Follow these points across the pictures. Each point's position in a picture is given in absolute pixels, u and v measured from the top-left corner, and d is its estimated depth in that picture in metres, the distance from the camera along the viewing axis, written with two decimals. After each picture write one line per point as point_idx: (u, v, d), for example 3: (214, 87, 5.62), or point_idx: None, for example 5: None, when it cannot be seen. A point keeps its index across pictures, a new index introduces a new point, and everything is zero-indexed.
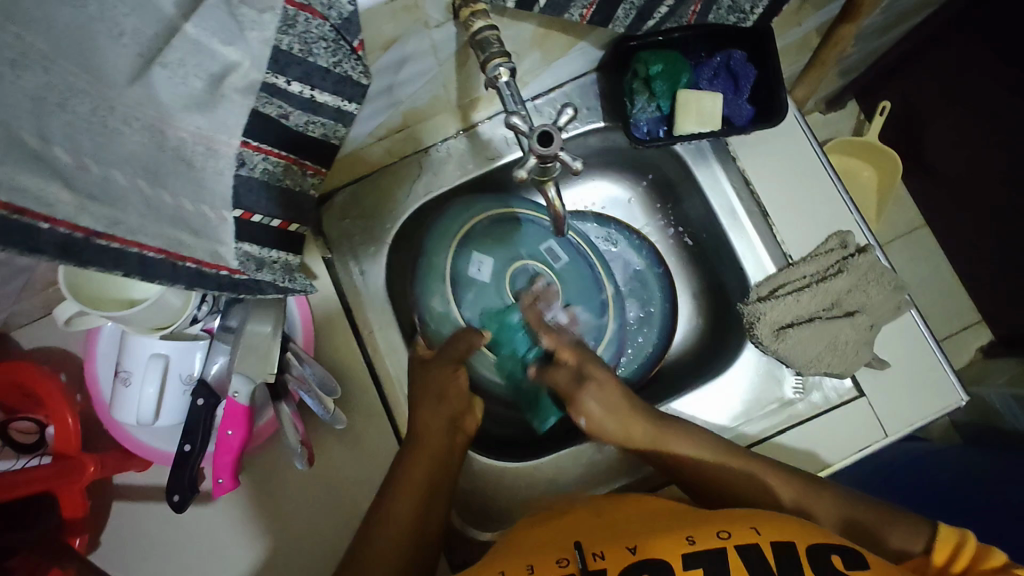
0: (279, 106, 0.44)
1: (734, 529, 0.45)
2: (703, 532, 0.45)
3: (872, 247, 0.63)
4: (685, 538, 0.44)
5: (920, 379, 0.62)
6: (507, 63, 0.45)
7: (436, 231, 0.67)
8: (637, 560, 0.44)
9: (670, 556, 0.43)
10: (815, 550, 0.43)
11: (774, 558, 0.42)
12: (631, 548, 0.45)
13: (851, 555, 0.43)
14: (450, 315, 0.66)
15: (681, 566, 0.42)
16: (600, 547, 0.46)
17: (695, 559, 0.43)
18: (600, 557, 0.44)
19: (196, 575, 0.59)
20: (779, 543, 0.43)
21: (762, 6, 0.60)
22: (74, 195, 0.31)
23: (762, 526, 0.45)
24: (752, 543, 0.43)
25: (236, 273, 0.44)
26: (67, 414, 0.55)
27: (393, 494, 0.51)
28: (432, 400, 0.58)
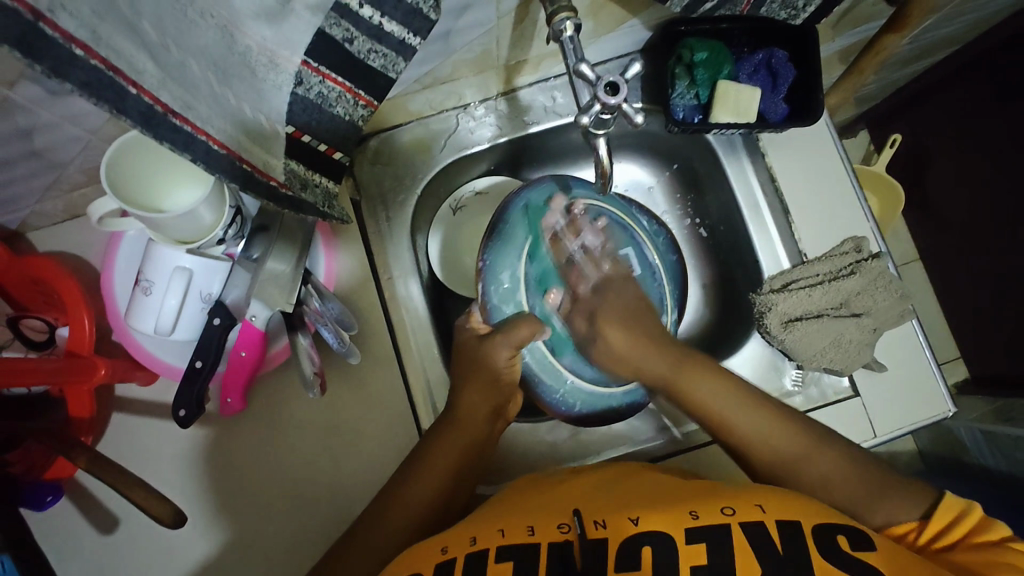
0: (346, 29, 0.43)
1: (738, 506, 0.46)
2: (707, 508, 0.46)
3: (884, 255, 0.65)
4: (688, 513, 0.45)
5: (914, 386, 0.64)
6: (574, 18, 0.45)
7: (516, 217, 0.67)
8: (637, 532, 0.44)
9: (672, 529, 0.44)
10: (821, 531, 0.44)
11: (779, 536, 0.43)
12: (633, 519, 0.45)
13: (857, 536, 0.44)
14: (517, 292, 0.65)
15: (685, 539, 0.43)
16: (601, 516, 0.46)
17: (700, 533, 0.44)
18: (600, 527, 0.45)
19: (191, 491, 0.60)
20: (782, 520, 0.44)
21: (813, 6, 0.61)
22: (158, 68, 0.31)
23: (768, 504, 0.46)
24: (757, 521, 0.44)
25: (283, 188, 0.45)
26: (85, 316, 0.55)
27: (409, 480, 0.54)
28: (481, 384, 0.59)
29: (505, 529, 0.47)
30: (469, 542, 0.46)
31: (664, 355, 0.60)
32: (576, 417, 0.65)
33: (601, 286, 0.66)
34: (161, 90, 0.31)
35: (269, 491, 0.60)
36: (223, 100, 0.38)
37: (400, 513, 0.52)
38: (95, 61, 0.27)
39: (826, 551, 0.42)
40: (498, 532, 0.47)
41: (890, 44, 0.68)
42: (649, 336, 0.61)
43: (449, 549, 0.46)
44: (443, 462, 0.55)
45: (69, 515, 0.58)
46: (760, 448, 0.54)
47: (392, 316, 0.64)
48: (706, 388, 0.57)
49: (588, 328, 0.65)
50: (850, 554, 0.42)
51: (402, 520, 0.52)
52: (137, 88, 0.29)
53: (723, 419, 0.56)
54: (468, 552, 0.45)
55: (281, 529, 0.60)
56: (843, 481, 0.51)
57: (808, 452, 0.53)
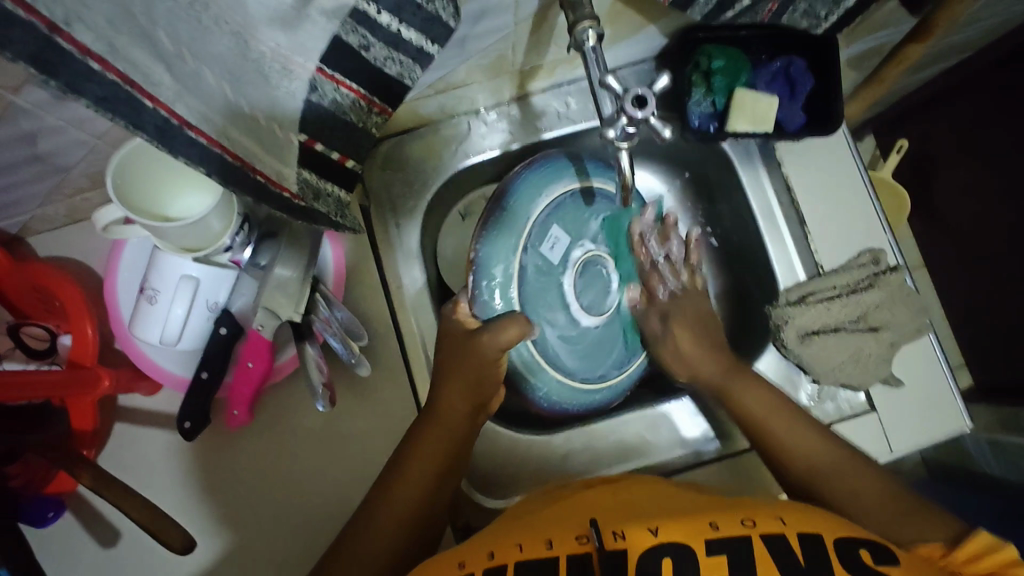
0: (363, 36, 0.41)
1: (757, 517, 0.45)
2: (727, 520, 0.44)
3: (903, 268, 0.64)
4: (708, 524, 0.44)
5: (931, 401, 0.63)
6: (596, 27, 0.44)
7: (514, 202, 0.63)
8: (658, 543, 0.42)
9: (692, 538, 0.43)
10: (843, 544, 0.43)
11: (800, 546, 0.42)
12: (652, 529, 0.43)
13: (879, 550, 0.43)
14: (508, 287, 0.63)
15: (706, 550, 0.42)
16: (619, 527, 0.44)
17: (721, 544, 0.42)
18: (621, 537, 0.43)
19: (195, 502, 0.59)
20: (804, 533, 0.44)
21: (835, 15, 0.61)
22: (174, 80, 0.31)
23: (788, 517, 0.45)
24: (778, 534, 0.43)
25: (293, 197, 0.45)
26: (88, 325, 0.53)
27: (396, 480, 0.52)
28: (462, 378, 0.56)
29: (522, 544, 0.45)
30: (488, 556, 0.45)
31: (717, 361, 0.60)
32: (559, 410, 0.67)
33: (677, 292, 0.66)
34: (176, 102, 0.31)
35: (276, 502, 0.59)
36: (235, 108, 0.38)
37: (391, 514, 0.51)
38: (113, 74, 0.28)
39: (846, 561, 0.42)
40: (515, 547, 0.45)
41: (911, 53, 0.66)
42: (715, 346, 0.61)
43: (465, 564, 0.45)
44: (429, 461, 0.53)
45: (69, 527, 0.57)
46: (797, 458, 0.53)
47: (402, 326, 0.63)
48: (754, 399, 0.57)
49: (661, 328, 0.65)
50: (873, 568, 0.41)
51: (390, 527, 0.51)
52: (155, 101, 0.30)
53: (762, 428, 0.56)
54: (486, 567, 0.44)
55: (287, 541, 0.58)
56: (873, 504, 0.50)
57: (780, 416, 0.56)
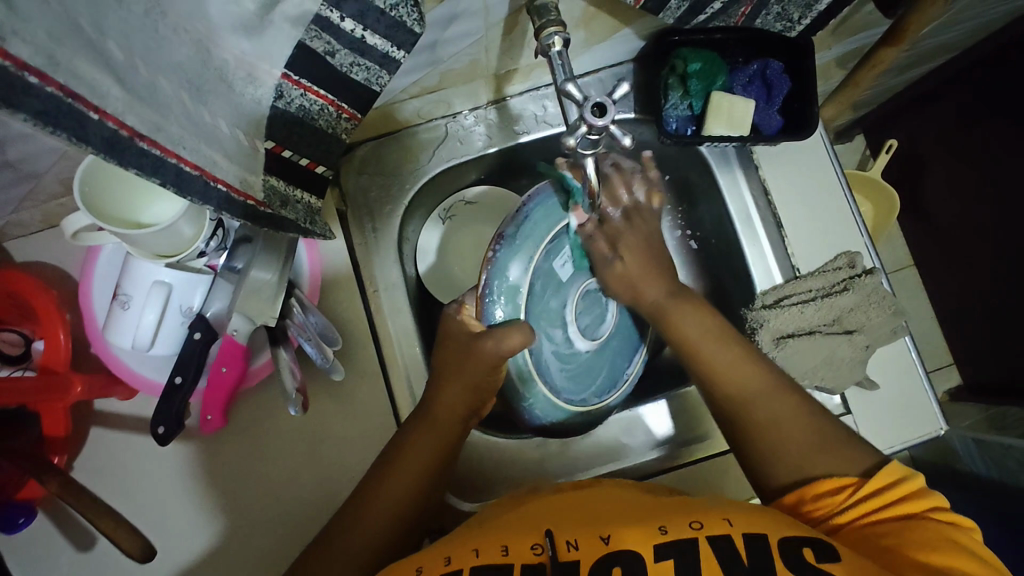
0: (327, 42, 0.41)
1: (706, 519, 0.45)
2: (676, 523, 0.45)
3: (878, 271, 0.64)
4: (657, 529, 0.45)
5: (905, 403, 0.64)
6: (563, 33, 0.44)
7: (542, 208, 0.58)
8: (609, 551, 0.43)
9: (642, 547, 0.43)
10: (787, 544, 0.43)
11: (745, 547, 0.43)
12: (604, 537, 0.44)
13: (824, 547, 0.43)
14: (518, 295, 0.57)
15: (653, 556, 0.43)
16: (573, 536, 0.45)
17: (668, 548, 0.43)
18: (573, 548, 0.44)
19: (172, 506, 0.59)
20: (750, 533, 0.44)
21: (809, 19, 0.60)
22: (124, 91, 0.30)
23: (735, 517, 0.45)
24: (725, 534, 0.44)
25: (260, 206, 0.44)
26: (59, 329, 0.54)
27: (382, 478, 0.53)
28: (463, 381, 0.55)
29: (479, 550, 0.45)
30: (443, 561, 0.45)
31: (661, 284, 0.61)
32: (547, 428, 0.64)
33: (630, 214, 0.63)
34: (127, 114, 0.30)
35: (253, 506, 0.59)
36: (196, 117, 0.37)
37: (373, 508, 0.51)
38: (53, 89, 0.26)
39: (791, 562, 0.42)
40: (472, 552, 0.45)
41: (886, 56, 0.66)
42: (657, 263, 0.62)
43: (422, 569, 0.45)
44: (415, 462, 0.53)
45: (44, 532, 0.57)
46: (728, 380, 0.54)
47: (378, 329, 0.64)
48: (691, 322, 0.57)
49: (609, 252, 0.63)
50: (817, 567, 0.41)
51: (376, 520, 0.51)
52: (99, 112, 0.28)
53: (696, 350, 0.56)
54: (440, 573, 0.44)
55: (264, 544, 0.59)
56: (796, 433, 0.51)
57: (717, 338, 0.56)
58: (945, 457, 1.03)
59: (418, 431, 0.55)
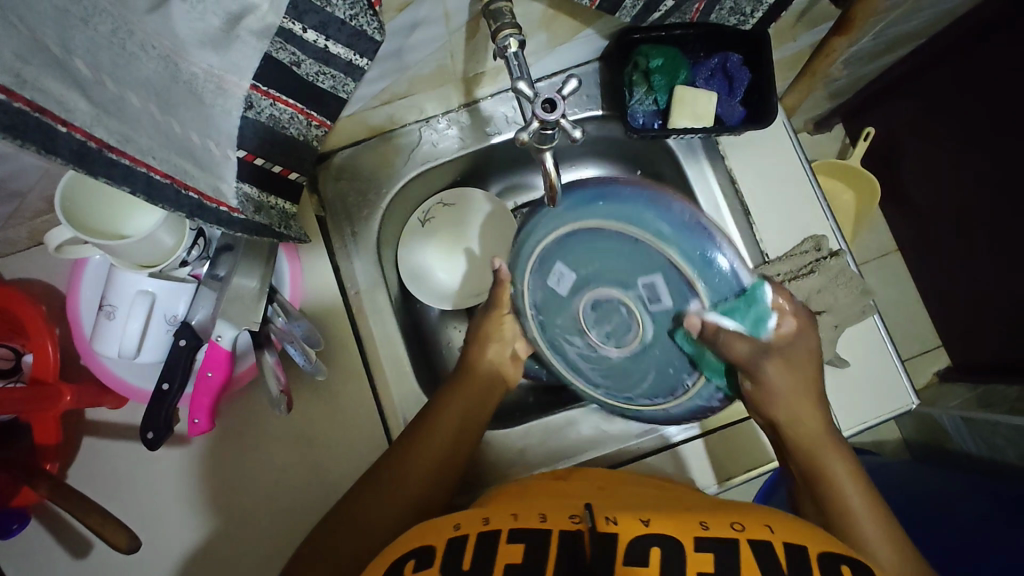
0: (292, 53, 0.43)
1: (747, 522, 0.47)
2: (717, 521, 0.47)
3: (844, 252, 0.66)
4: (699, 523, 0.46)
5: (879, 381, 0.65)
6: (518, 35, 0.46)
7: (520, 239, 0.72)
8: (647, 531, 0.45)
9: (682, 535, 0.45)
10: (826, 558, 0.44)
11: (785, 554, 0.44)
12: (644, 520, 0.46)
13: (860, 567, 0.44)
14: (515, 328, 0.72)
15: (694, 546, 0.44)
16: (613, 514, 0.47)
17: (708, 542, 0.44)
18: (612, 522, 0.46)
19: (166, 510, 0.60)
20: (790, 542, 0.45)
21: (760, 12, 0.62)
22: (92, 105, 0.32)
23: (777, 525, 0.47)
24: (765, 539, 0.45)
25: (234, 212, 0.46)
26: (47, 341, 0.55)
27: (401, 457, 0.56)
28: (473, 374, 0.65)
29: (518, 515, 0.48)
30: (482, 521, 0.48)
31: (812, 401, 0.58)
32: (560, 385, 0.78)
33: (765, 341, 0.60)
34: (95, 126, 0.32)
35: (248, 508, 0.61)
36: (168, 130, 0.38)
37: (397, 488, 0.54)
38: (19, 104, 0.28)
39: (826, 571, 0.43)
40: (510, 516, 0.48)
41: (837, 47, 0.68)
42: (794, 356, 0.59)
43: (461, 525, 0.47)
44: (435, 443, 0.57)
45: (41, 541, 0.59)
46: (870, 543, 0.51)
47: (362, 333, 0.65)
48: (838, 464, 0.55)
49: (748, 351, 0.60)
50: None
51: (395, 507, 0.53)
52: (67, 126, 0.31)
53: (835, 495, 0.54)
54: (479, 530, 0.46)
55: (259, 544, 0.60)
56: None
57: (855, 490, 0.54)
58: (937, 437, 1.04)
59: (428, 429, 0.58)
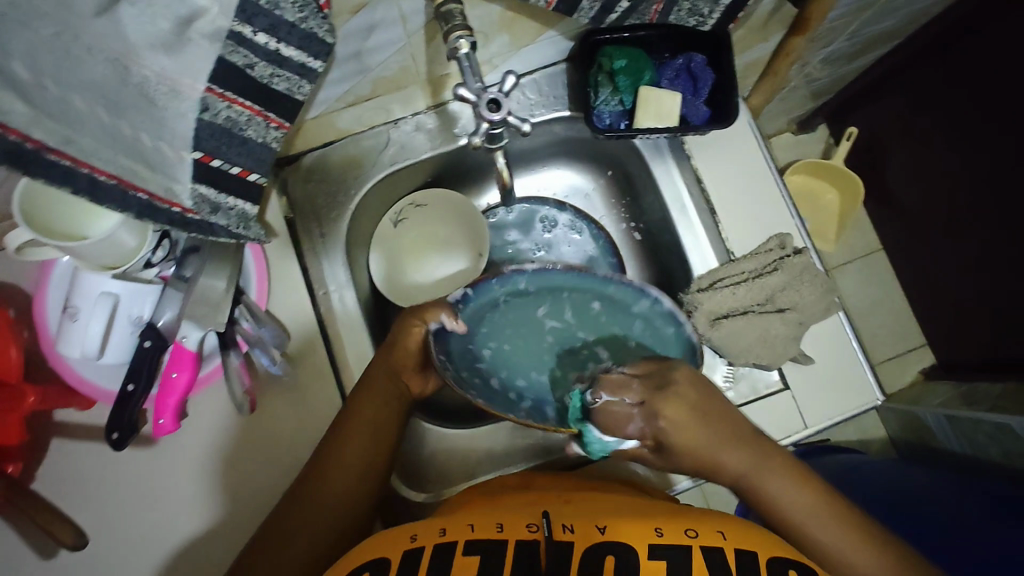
0: (246, 56, 0.44)
1: (701, 528, 0.48)
2: (672, 526, 0.48)
3: (808, 250, 0.66)
4: (654, 529, 0.48)
5: (844, 377, 0.66)
6: (469, 36, 0.46)
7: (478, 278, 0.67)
8: (603, 541, 0.47)
9: (637, 543, 0.47)
10: (775, 563, 0.47)
11: (735, 561, 0.46)
12: (600, 527, 0.48)
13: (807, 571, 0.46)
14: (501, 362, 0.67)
15: (646, 554, 0.46)
16: (570, 521, 0.49)
17: (661, 549, 0.46)
18: (569, 530, 0.48)
19: (134, 511, 0.60)
20: (740, 548, 0.47)
21: (718, 12, 0.62)
22: (30, 108, 0.34)
23: (728, 530, 0.48)
24: (718, 546, 0.47)
25: (188, 213, 0.47)
26: (10, 346, 0.56)
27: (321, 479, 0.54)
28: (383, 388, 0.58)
29: (474, 525, 0.50)
30: (439, 532, 0.49)
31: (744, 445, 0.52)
32: None
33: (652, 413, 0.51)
34: (33, 128, 0.35)
35: (216, 509, 0.61)
36: (116, 131, 0.39)
37: (316, 514, 0.53)
38: None
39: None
40: (468, 526, 0.50)
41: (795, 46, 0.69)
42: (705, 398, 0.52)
43: (417, 537, 0.49)
44: (353, 462, 0.55)
45: (8, 542, 0.59)
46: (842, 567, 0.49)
47: (329, 329, 0.66)
48: (790, 497, 0.51)
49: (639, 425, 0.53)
50: None
51: (321, 526, 0.53)
52: (1, 129, 0.33)
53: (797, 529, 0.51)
54: (438, 542, 0.48)
55: (224, 545, 0.60)
56: None
57: (816, 515, 0.51)
58: (920, 436, 1.04)
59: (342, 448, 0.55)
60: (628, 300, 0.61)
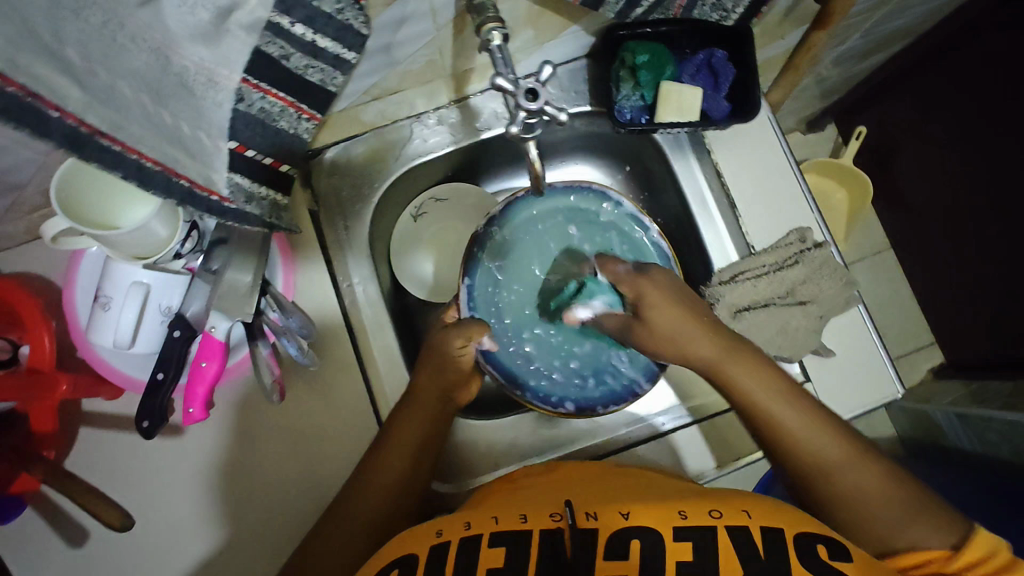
0: (281, 47, 0.45)
1: (726, 510, 0.48)
2: (696, 509, 0.49)
3: (828, 243, 0.67)
4: (678, 512, 0.48)
5: (863, 370, 0.67)
6: (501, 28, 0.47)
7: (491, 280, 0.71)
8: (627, 525, 0.47)
9: (660, 525, 0.47)
10: (803, 539, 0.46)
11: (762, 539, 0.46)
12: (624, 513, 0.48)
13: (837, 547, 0.46)
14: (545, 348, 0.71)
15: (671, 536, 0.46)
16: (593, 509, 0.50)
17: (687, 532, 0.46)
18: (593, 518, 0.49)
19: (162, 501, 0.61)
20: (766, 526, 0.47)
21: (742, 8, 0.63)
22: (83, 93, 0.33)
23: (754, 511, 0.49)
24: (742, 525, 0.47)
25: (224, 201, 0.47)
26: (45, 334, 0.56)
27: (366, 473, 0.56)
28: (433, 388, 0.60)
29: (499, 517, 0.50)
30: (465, 526, 0.50)
31: (715, 341, 0.54)
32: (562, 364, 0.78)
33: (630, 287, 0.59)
34: (87, 113, 0.33)
35: (243, 497, 0.62)
36: (157, 119, 0.39)
37: (358, 512, 0.54)
38: (14, 88, 0.29)
39: (805, 556, 0.45)
40: (491, 519, 0.50)
41: (818, 41, 0.69)
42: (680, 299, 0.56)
43: (443, 532, 0.50)
44: (398, 460, 0.56)
45: (38, 531, 0.60)
46: (801, 447, 0.52)
47: (354, 322, 0.67)
48: (754, 380, 0.54)
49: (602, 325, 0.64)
50: (827, 563, 0.45)
51: (361, 517, 0.54)
52: (59, 111, 0.32)
53: (762, 414, 0.54)
54: (462, 536, 0.49)
55: (254, 533, 0.61)
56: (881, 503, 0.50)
57: (776, 397, 0.54)
58: (931, 433, 1.05)
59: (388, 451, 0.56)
60: (595, 206, 0.70)
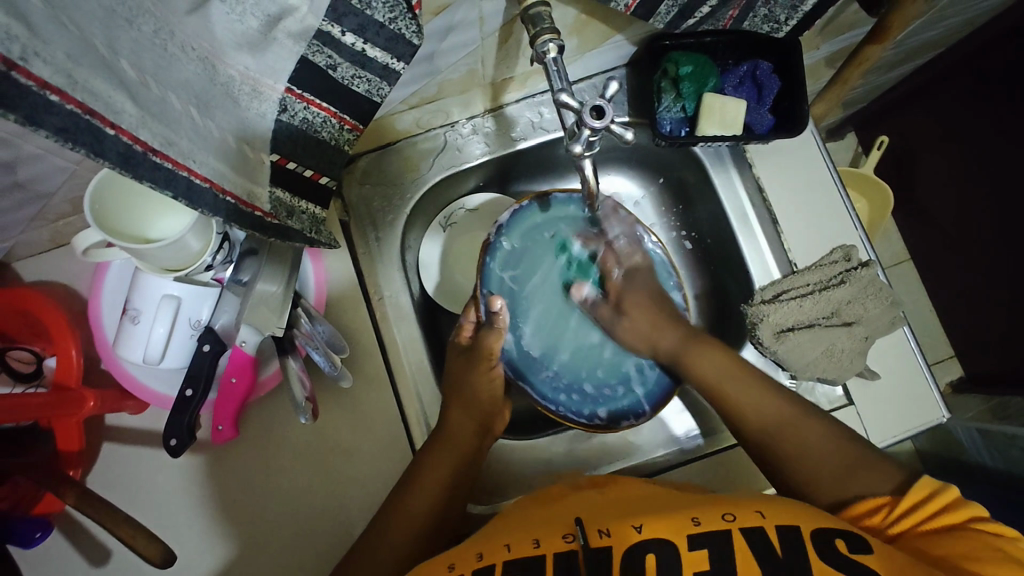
0: (329, 56, 0.42)
1: (738, 513, 0.46)
2: (709, 515, 0.46)
3: (874, 263, 0.64)
4: (691, 520, 0.46)
5: (909, 393, 0.64)
6: (557, 39, 0.45)
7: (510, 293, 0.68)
8: (641, 539, 0.45)
9: (675, 536, 0.44)
10: (820, 537, 0.43)
11: (779, 539, 0.43)
12: (636, 526, 0.46)
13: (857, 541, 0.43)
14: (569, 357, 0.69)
15: (687, 545, 0.44)
16: (606, 525, 0.47)
17: (702, 538, 0.44)
18: (605, 535, 0.46)
19: (186, 517, 0.59)
20: (783, 525, 0.44)
21: (794, 20, 0.63)
22: (138, 108, 0.32)
23: (767, 510, 0.46)
24: (758, 527, 0.44)
25: (268, 217, 0.46)
26: (71, 348, 0.55)
27: (408, 489, 0.55)
28: (467, 406, 0.60)
29: (511, 545, 0.47)
30: (476, 557, 0.47)
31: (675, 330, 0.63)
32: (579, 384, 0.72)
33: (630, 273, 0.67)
34: (140, 128, 0.32)
35: (268, 516, 0.60)
36: (205, 132, 0.38)
37: (401, 526, 0.53)
38: (72, 106, 0.28)
39: (826, 554, 0.42)
40: (504, 547, 0.47)
41: (873, 53, 0.67)
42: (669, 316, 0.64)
43: (456, 565, 0.47)
44: (440, 482, 0.55)
45: (59, 547, 0.58)
46: (748, 416, 0.56)
47: (384, 338, 0.64)
48: (709, 364, 0.59)
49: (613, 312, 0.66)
50: (847, 557, 0.42)
51: (409, 527, 0.54)
52: (115, 128, 0.30)
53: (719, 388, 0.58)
54: (475, 567, 0.46)
55: (278, 554, 0.59)
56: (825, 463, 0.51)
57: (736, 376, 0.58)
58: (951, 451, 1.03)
59: (430, 470, 0.56)
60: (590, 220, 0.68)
